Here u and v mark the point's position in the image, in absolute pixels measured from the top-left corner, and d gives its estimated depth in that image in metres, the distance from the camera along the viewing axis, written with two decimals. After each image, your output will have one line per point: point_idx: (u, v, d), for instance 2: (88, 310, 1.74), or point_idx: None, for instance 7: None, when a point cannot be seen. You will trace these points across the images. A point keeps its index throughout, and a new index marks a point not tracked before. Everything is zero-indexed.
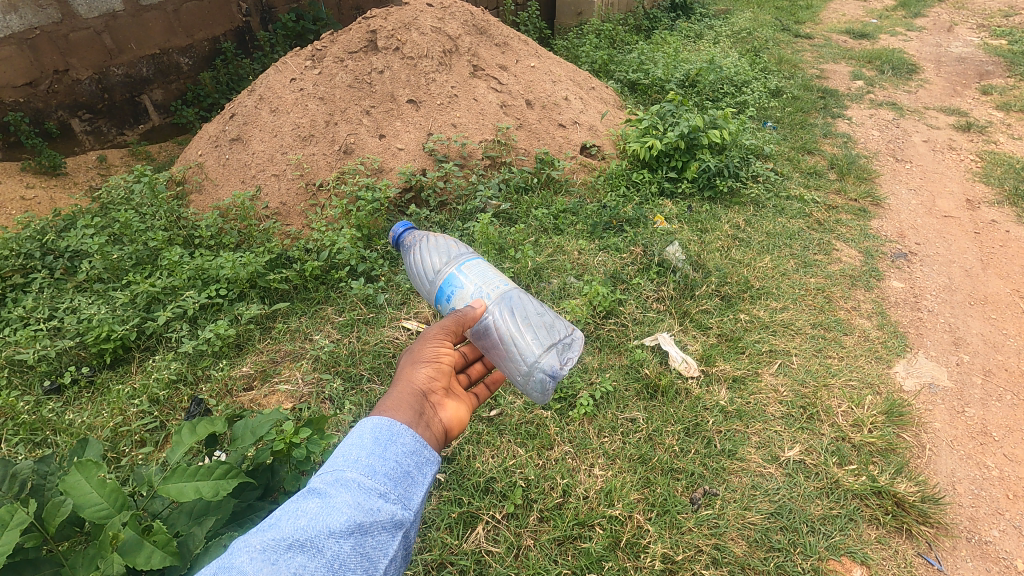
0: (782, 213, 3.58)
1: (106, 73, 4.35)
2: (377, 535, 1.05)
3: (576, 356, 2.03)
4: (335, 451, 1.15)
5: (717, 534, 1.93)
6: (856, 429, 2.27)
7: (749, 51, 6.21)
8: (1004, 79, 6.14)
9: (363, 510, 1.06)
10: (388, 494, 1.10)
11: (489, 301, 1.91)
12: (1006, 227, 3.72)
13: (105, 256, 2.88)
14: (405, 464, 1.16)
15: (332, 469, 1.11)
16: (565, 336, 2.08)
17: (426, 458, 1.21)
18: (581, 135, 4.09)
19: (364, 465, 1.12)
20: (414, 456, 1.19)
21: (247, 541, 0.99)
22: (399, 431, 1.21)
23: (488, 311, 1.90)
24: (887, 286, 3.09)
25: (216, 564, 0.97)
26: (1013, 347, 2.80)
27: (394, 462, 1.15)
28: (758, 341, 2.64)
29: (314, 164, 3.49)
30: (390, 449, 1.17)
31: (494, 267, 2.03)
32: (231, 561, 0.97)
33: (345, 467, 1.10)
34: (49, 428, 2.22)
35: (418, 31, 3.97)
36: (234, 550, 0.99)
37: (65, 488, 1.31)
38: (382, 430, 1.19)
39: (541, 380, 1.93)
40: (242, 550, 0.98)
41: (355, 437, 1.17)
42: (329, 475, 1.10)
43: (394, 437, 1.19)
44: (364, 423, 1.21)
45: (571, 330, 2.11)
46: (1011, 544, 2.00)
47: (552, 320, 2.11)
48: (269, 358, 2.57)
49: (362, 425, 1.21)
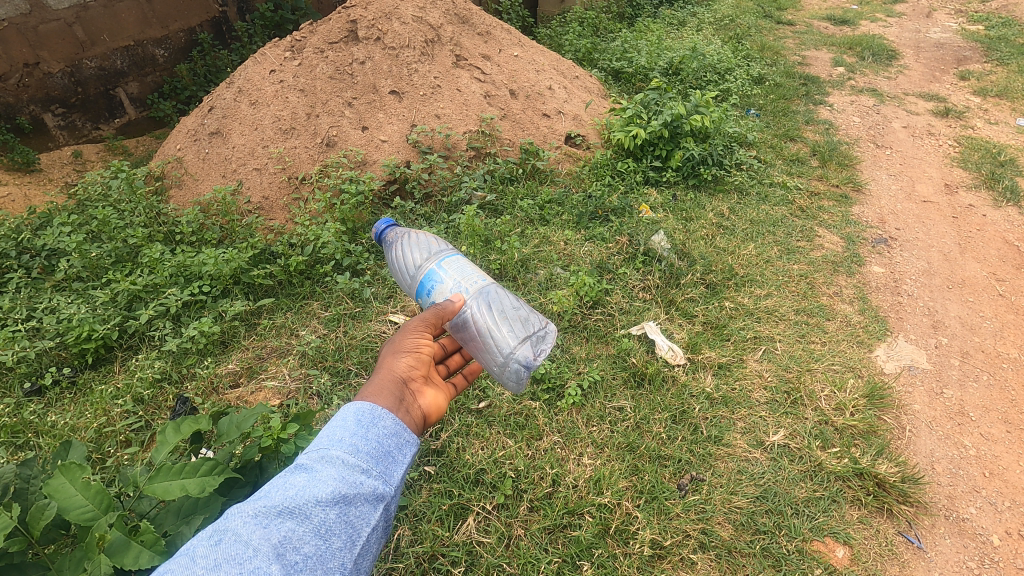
0: (766, 201, 3.62)
1: (78, 65, 4.24)
2: (360, 506, 1.06)
3: (549, 347, 2.00)
4: (320, 432, 1.16)
5: (704, 519, 1.96)
6: (838, 413, 2.31)
7: (732, 38, 6.23)
8: (981, 65, 6.22)
9: (347, 482, 1.06)
10: (371, 470, 1.11)
11: (467, 296, 1.93)
12: (982, 211, 3.80)
13: (83, 254, 2.83)
14: (386, 444, 1.17)
15: (317, 447, 1.11)
16: (540, 328, 2.05)
17: (407, 439, 1.22)
18: (565, 124, 4.08)
19: (348, 444, 1.12)
20: (395, 437, 1.19)
21: (240, 506, 1.00)
22: (381, 414, 1.22)
23: (466, 304, 1.92)
24: (868, 271, 3.14)
25: (210, 528, 0.98)
26: (989, 329, 2.87)
27: (375, 442, 1.15)
28: (742, 328, 2.68)
29: (296, 157, 3.45)
30: (372, 430, 1.17)
31: (473, 263, 2.05)
32: (225, 525, 0.98)
33: (331, 444, 1.11)
34: (31, 430, 2.20)
35: (399, 21, 3.92)
36: (227, 515, 0.99)
37: (48, 492, 1.29)
38: (364, 413, 1.20)
39: (516, 371, 1.92)
40: (234, 515, 0.98)
41: (338, 420, 1.18)
42: (315, 452, 1.10)
43: (376, 419, 1.19)
44: (347, 407, 1.21)
45: (546, 324, 2.08)
46: (986, 520, 2.07)
47: (528, 312, 2.09)
48: (255, 354, 2.55)
49: (345, 408, 1.21)
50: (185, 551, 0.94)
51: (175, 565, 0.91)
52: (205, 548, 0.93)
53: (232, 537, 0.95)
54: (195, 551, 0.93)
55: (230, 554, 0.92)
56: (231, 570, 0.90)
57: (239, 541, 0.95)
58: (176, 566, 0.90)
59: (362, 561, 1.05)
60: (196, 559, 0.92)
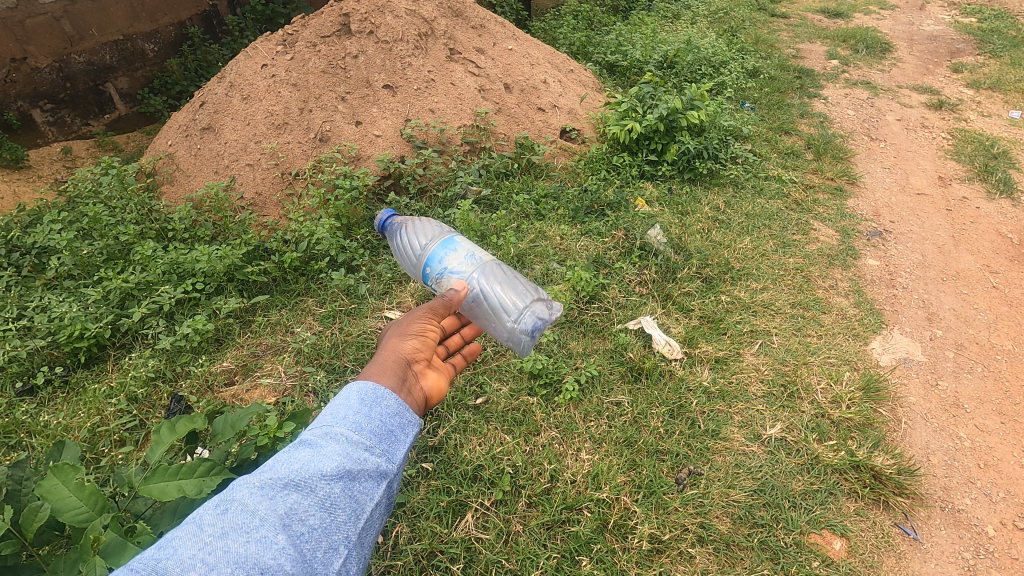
0: (761, 194, 3.62)
1: (67, 60, 4.18)
2: (364, 481, 1.05)
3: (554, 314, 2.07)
4: (324, 409, 1.15)
5: (702, 513, 1.97)
6: (834, 406, 2.32)
7: (727, 31, 6.20)
8: (974, 57, 6.23)
9: (351, 458, 1.05)
10: (374, 447, 1.09)
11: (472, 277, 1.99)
12: (976, 203, 3.81)
13: (75, 252, 2.80)
14: (390, 423, 1.15)
15: (321, 424, 1.10)
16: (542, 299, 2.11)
17: (409, 420, 1.20)
18: (560, 119, 4.06)
19: (351, 422, 1.11)
20: (398, 417, 1.17)
21: (246, 478, 0.99)
22: (384, 393, 1.20)
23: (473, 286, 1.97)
24: (864, 265, 3.15)
25: (216, 497, 0.98)
26: (984, 321, 2.88)
27: (379, 420, 1.14)
28: (739, 322, 2.68)
29: (289, 152, 3.42)
30: (375, 409, 1.15)
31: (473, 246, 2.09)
32: (232, 495, 0.97)
33: (334, 422, 1.10)
34: (24, 430, 2.18)
35: (393, 14, 3.88)
36: (234, 486, 0.98)
37: (42, 493, 1.27)
38: (368, 392, 1.18)
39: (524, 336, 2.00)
40: (240, 487, 0.97)
41: (342, 398, 1.16)
42: (319, 428, 1.09)
43: (379, 399, 1.18)
44: (352, 385, 1.20)
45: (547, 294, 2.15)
46: (982, 511, 2.08)
47: (533, 285, 2.18)
48: (250, 352, 2.52)
49: (349, 387, 1.20)
50: (193, 519, 0.94)
51: (183, 533, 0.91)
52: (212, 517, 0.93)
53: (238, 507, 0.95)
54: (202, 519, 0.93)
55: (236, 523, 0.92)
56: (237, 538, 0.90)
57: (246, 510, 0.94)
58: (183, 534, 0.91)
59: (367, 536, 1.04)
60: (203, 527, 0.92)
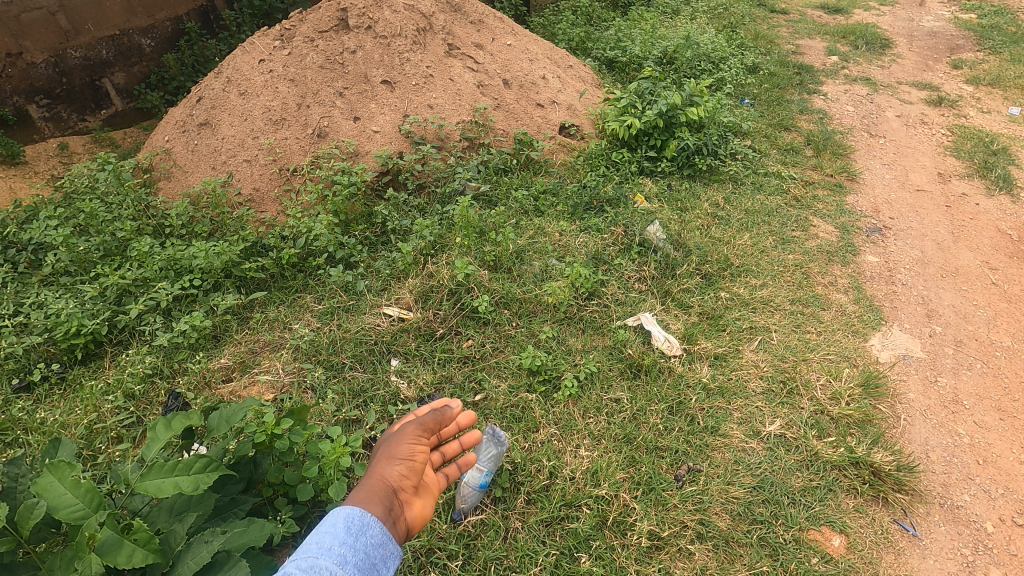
0: (760, 191, 3.61)
1: (63, 55, 4.16)
2: None
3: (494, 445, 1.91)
4: (308, 539, 1.11)
5: (701, 510, 1.96)
6: (833, 402, 2.32)
7: (726, 27, 6.18)
8: (973, 53, 6.22)
9: None
10: None
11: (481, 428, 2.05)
12: (975, 200, 3.80)
13: (71, 248, 2.79)
14: (372, 555, 1.13)
15: (306, 556, 1.07)
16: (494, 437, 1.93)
17: (392, 551, 1.18)
18: (559, 114, 4.04)
19: (336, 555, 1.08)
20: (381, 548, 1.16)
21: None
22: (370, 521, 1.18)
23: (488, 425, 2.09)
24: (863, 261, 3.14)
25: None
26: (983, 317, 2.88)
27: (363, 553, 1.11)
28: (739, 318, 2.68)
29: (287, 148, 3.41)
30: (360, 540, 1.13)
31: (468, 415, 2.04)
32: None
33: (320, 555, 1.07)
34: (20, 427, 2.16)
35: (391, 9, 3.86)
36: None
37: (37, 491, 1.27)
38: (353, 520, 1.17)
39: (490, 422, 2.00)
40: None
41: (327, 529, 1.14)
42: (303, 560, 1.06)
43: (365, 527, 1.16)
44: (338, 512, 1.19)
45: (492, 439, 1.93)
46: (981, 507, 2.08)
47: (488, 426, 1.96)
48: (248, 349, 2.51)
49: (334, 514, 1.18)
50: None
51: None
52: None
53: None
54: None
55: None
56: None
57: None
58: None
59: None
60: None
